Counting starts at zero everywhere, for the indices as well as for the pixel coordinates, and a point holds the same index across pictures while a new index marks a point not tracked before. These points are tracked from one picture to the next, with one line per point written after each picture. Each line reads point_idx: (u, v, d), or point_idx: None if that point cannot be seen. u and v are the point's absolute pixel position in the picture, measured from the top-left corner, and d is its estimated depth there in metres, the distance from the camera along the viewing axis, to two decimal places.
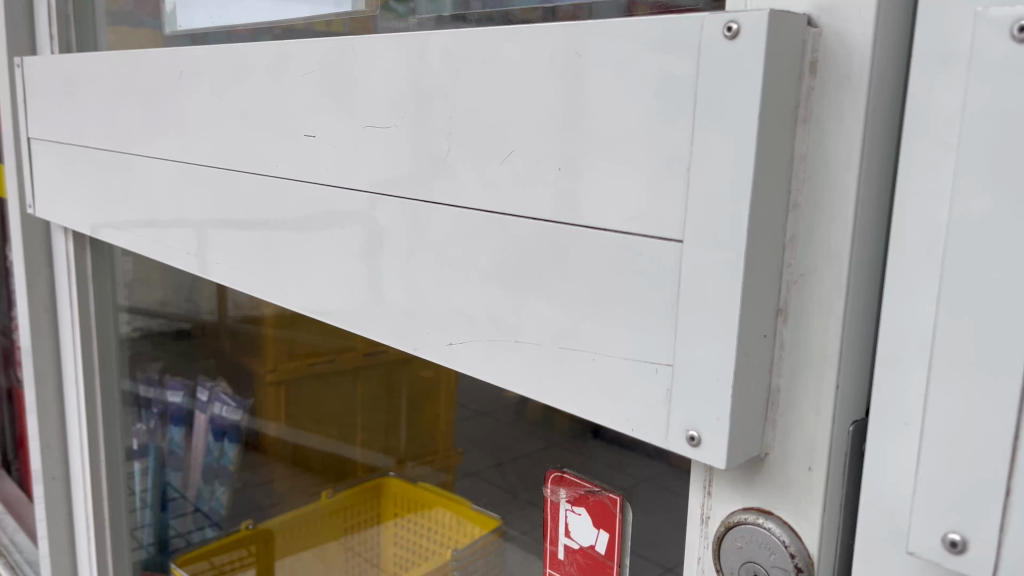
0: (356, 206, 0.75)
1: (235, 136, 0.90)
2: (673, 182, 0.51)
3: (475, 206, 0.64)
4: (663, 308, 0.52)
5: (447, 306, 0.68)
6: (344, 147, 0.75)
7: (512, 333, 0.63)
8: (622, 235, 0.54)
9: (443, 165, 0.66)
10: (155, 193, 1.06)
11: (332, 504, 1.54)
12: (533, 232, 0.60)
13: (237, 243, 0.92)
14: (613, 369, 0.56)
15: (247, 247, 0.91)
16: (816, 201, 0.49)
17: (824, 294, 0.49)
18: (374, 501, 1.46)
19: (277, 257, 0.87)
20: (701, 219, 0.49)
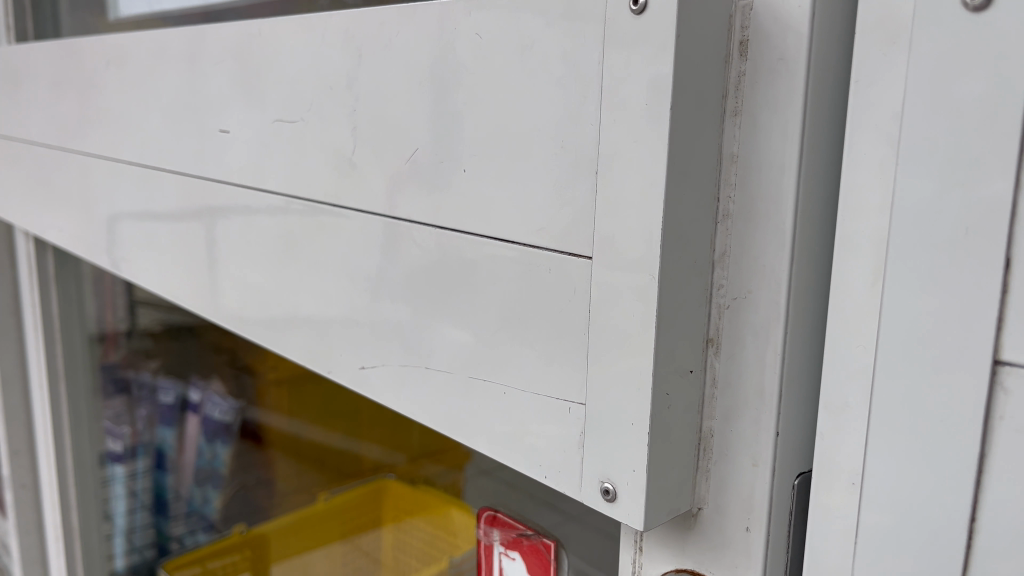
0: (269, 210, 0.68)
1: (158, 131, 0.83)
2: (580, 188, 0.43)
3: (381, 212, 0.56)
4: (572, 337, 0.44)
5: (358, 324, 0.60)
6: (255, 144, 0.67)
7: (422, 359, 0.55)
8: (528, 248, 0.46)
9: (349, 164, 0.58)
10: (91, 191, 1.00)
11: (292, 520, 1.26)
12: (440, 243, 0.52)
13: (166, 246, 0.86)
14: (522, 406, 0.48)
15: (177, 251, 0.84)
16: (748, 210, 0.41)
17: (760, 322, 0.41)
18: (336, 517, 1.17)
19: (201, 265, 0.81)
20: (609, 231, 0.41)
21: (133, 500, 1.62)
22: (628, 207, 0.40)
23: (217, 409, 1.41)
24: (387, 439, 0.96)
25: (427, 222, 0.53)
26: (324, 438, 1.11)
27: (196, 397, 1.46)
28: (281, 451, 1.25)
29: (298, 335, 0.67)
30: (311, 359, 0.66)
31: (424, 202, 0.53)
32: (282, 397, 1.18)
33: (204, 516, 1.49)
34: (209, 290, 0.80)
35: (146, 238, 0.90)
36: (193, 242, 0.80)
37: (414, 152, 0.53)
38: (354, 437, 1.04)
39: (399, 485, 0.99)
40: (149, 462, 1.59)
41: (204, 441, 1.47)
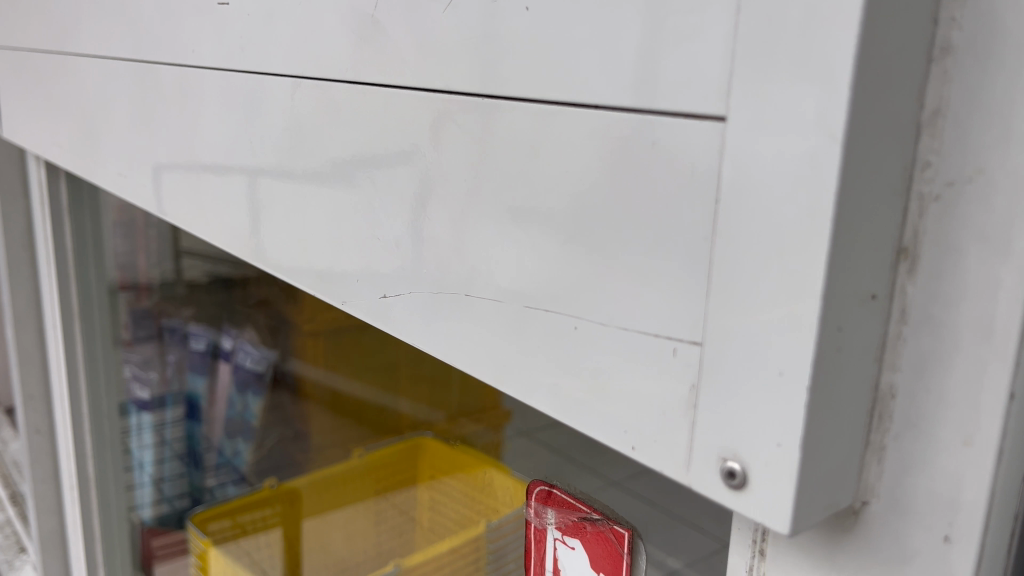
0: (273, 97, 0.54)
1: (151, 17, 0.69)
2: (708, 9, 0.28)
3: (412, 85, 0.42)
4: (687, 243, 0.30)
5: (379, 241, 0.46)
6: (258, 15, 0.53)
7: (461, 284, 0.40)
8: (620, 112, 0.31)
9: (371, 24, 0.44)
10: (88, 100, 0.87)
11: (329, 474, 1.17)
12: (491, 122, 0.37)
13: (166, 161, 0.72)
14: (601, 346, 0.33)
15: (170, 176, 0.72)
16: (989, 38, 0.25)
17: (995, 219, 0.26)
18: (371, 472, 1.06)
19: (192, 201, 0.69)
20: (760, 74, 0.26)
21: (162, 450, 1.60)
22: (793, 30, 0.25)
23: (249, 358, 1.36)
24: (426, 396, 0.84)
25: (471, 93, 0.38)
26: (355, 389, 1.01)
27: (229, 346, 1.42)
28: (317, 405, 1.16)
29: (309, 259, 0.54)
30: (324, 287, 0.53)
31: (469, 63, 0.38)
32: (314, 346, 1.08)
33: (235, 467, 1.47)
34: (211, 213, 0.67)
35: (146, 153, 0.76)
36: (199, 163, 0.66)
37: None
38: (387, 389, 0.93)
39: (437, 443, 0.89)
40: (181, 410, 1.60)
41: (236, 391, 1.44)
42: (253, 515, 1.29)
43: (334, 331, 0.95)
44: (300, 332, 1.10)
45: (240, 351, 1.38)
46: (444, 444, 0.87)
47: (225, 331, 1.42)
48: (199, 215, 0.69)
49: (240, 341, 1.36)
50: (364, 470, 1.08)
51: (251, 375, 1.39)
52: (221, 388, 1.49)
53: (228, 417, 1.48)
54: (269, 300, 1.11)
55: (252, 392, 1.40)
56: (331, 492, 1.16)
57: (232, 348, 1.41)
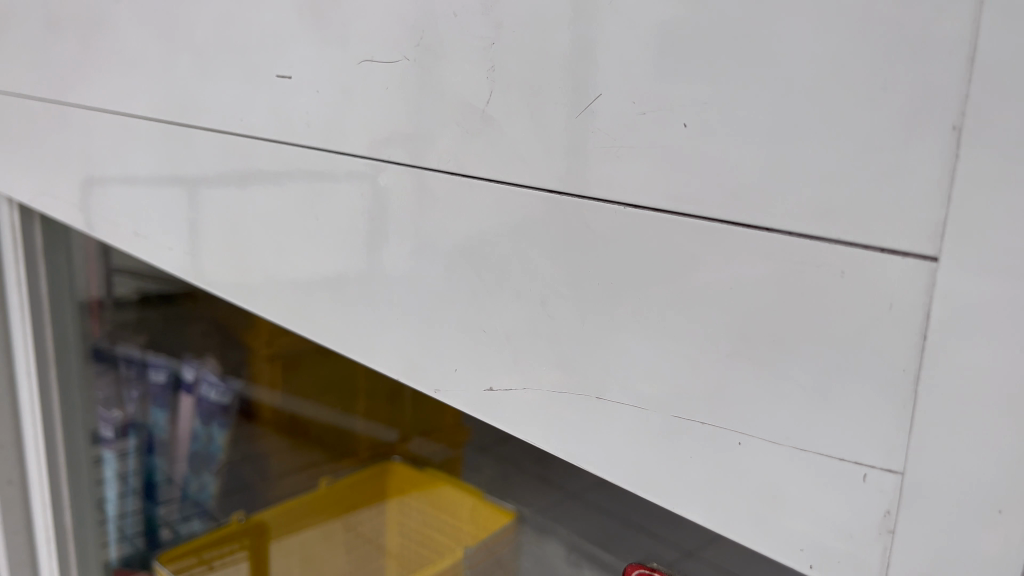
0: (349, 175, 0.53)
1: (184, 77, 0.67)
2: (915, 153, 0.28)
3: (531, 183, 0.41)
4: (882, 374, 0.30)
5: (483, 332, 0.45)
6: (329, 93, 0.52)
7: (592, 386, 0.40)
8: (798, 239, 0.32)
9: (479, 118, 0.43)
10: (89, 148, 0.83)
11: (280, 506, 1.11)
12: (633, 231, 0.37)
13: (183, 213, 0.71)
14: (772, 463, 0.34)
15: (151, 198, 0.75)
16: None
17: None
18: (325, 501, 1.02)
19: (179, 226, 0.72)
20: (981, 224, 0.27)
21: (124, 483, 1.42)
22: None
23: (214, 389, 1.21)
24: (383, 414, 0.83)
25: (608, 200, 0.38)
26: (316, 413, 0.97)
27: (190, 377, 1.26)
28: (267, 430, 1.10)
29: (389, 341, 0.52)
30: (407, 368, 0.51)
31: (606, 170, 0.38)
32: (266, 369, 1.03)
33: (200, 504, 1.31)
34: (263, 282, 0.64)
35: (156, 200, 0.75)
36: (206, 203, 0.68)
37: (593, 100, 0.37)
38: (350, 413, 0.90)
39: (406, 467, 0.86)
40: (139, 442, 1.40)
41: (200, 424, 1.27)
42: (218, 550, 1.25)
43: (286, 353, 0.95)
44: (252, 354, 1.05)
45: (204, 382, 1.22)
46: (413, 468, 0.83)
47: (185, 360, 1.24)
48: (183, 239, 0.72)
49: (204, 370, 1.21)
50: (316, 498, 1.04)
51: (215, 407, 1.24)
52: (183, 423, 1.32)
53: (193, 451, 1.31)
54: (225, 321, 1.03)
55: (219, 424, 1.23)
56: (284, 523, 1.11)
57: (194, 379, 1.25)
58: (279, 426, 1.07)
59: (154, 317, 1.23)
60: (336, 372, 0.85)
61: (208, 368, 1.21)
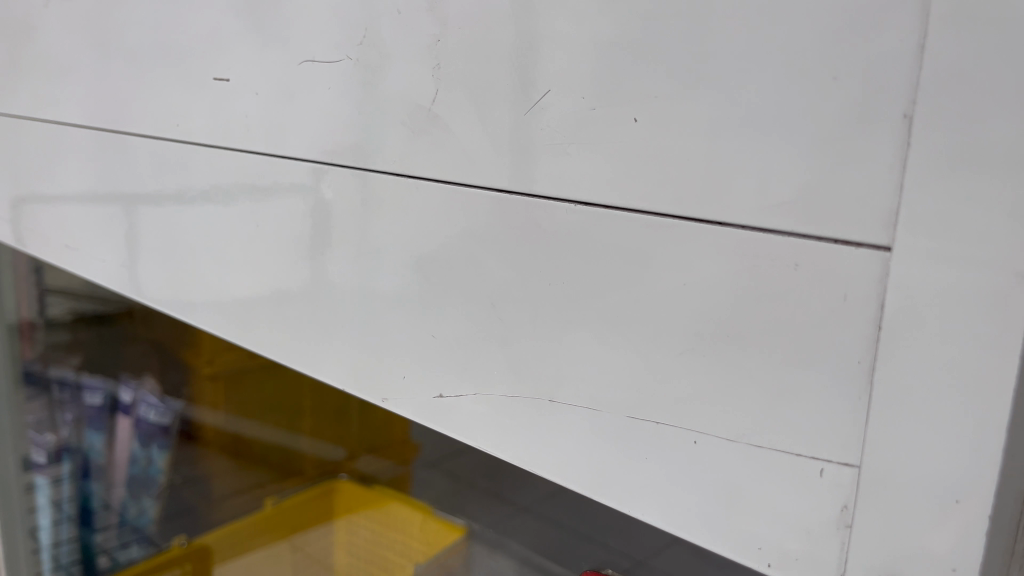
0: (291, 180, 0.51)
1: (118, 83, 0.65)
2: (868, 141, 0.28)
3: (479, 183, 0.40)
4: (839, 366, 0.30)
5: (432, 338, 0.44)
6: (270, 95, 0.51)
7: (545, 389, 0.39)
8: (752, 231, 0.31)
9: (425, 117, 0.42)
10: (16, 159, 0.80)
11: (232, 534, 1.07)
12: (585, 229, 0.37)
13: (112, 226, 0.70)
14: (729, 461, 0.33)
15: (77, 213, 0.74)
16: None
17: None
18: (275, 526, 0.98)
19: (106, 241, 0.71)
20: (932, 211, 0.27)
21: (59, 510, 1.39)
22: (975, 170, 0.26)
23: (152, 410, 1.16)
24: (331, 430, 0.81)
25: (557, 198, 0.37)
26: (256, 432, 0.93)
27: (127, 399, 1.21)
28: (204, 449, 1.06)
29: (336, 351, 0.51)
30: (354, 378, 0.50)
31: (556, 166, 0.37)
32: (203, 386, 0.99)
33: (139, 529, 1.26)
34: (205, 295, 0.62)
35: (83, 214, 0.73)
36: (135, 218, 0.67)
37: (541, 97, 0.37)
38: (294, 431, 0.87)
39: (354, 486, 0.84)
40: (75, 467, 1.36)
41: (137, 448, 1.21)
42: None
43: (225, 370, 0.92)
44: (187, 369, 1.01)
45: (142, 403, 1.18)
46: (362, 486, 0.82)
47: (122, 381, 1.20)
48: (109, 254, 0.71)
49: (141, 392, 1.16)
50: (266, 526, 1.00)
51: (153, 430, 1.18)
52: (120, 444, 1.25)
53: (130, 475, 1.25)
54: (161, 342, 1.01)
55: (157, 446, 1.17)
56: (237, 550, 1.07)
57: (132, 400, 1.20)
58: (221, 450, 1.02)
59: (87, 337, 1.21)
60: (278, 387, 0.82)
61: (146, 388, 1.16)
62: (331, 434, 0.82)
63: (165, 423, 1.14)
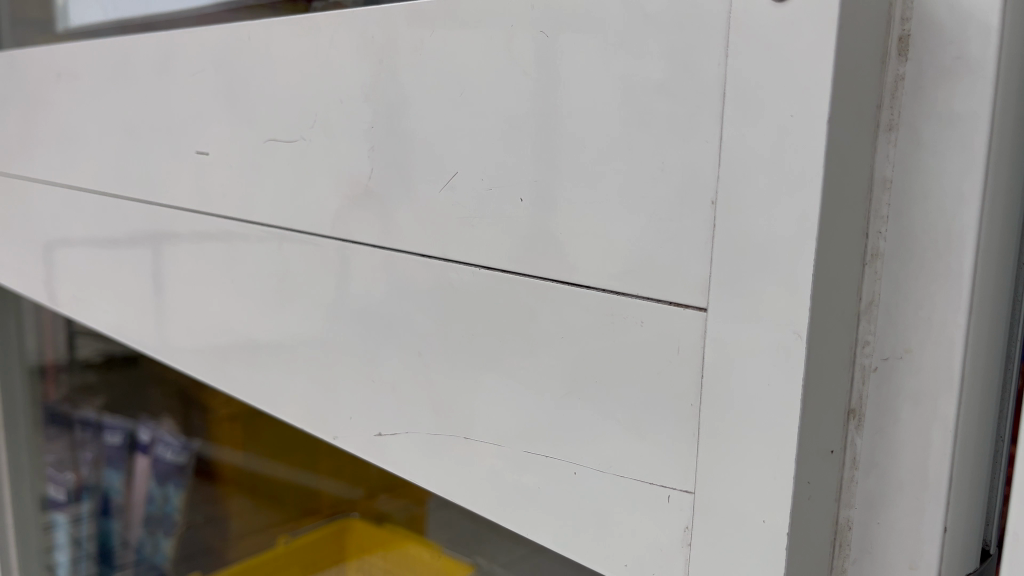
0: (261, 242, 0.58)
1: (119, 156, 0.73)
2: (686, 222, 0.34)
3: (406, 248, 0.47)
4: (676, 407, 0.35)
5: (373, 384, 0.50)
6: (241, 169, 0.58)
7: (460, 428, 0.45)
8: (608, 293, 0.37)
9: (363, 191, 0.49)
10: (37, 220, 0.89)
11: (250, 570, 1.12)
12: (487, 290, 0.43)
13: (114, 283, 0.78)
14: (600, 490, 0.39)
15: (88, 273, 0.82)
16: (908, 249, 0.32)
17: (924, 392, 0.32)
18: (302, 559, 1.03)
19: (111, 296, 0.79)
20: (732, 279, 0.32)
21: (78, 548, 1.46)
22: (761, 247, 0.32)
23: (169, 449, 1.24)
24: (343, 471, 0.85)
25: (466, 263, 0.43)
26: (284, 470, 0.99)
27: (145, 438, 1.29)
28: (239, 489, 1.13)
29: (296, 393, 0.57)
30: (312, 421, 0.56)
31: (464, 237, 0.43)
32: (229, 428, 1.06)
33: (155, 566, 1.30)
34: (188, 342, 0.68)
35: (92, 273, 0.81)
36: (134, 278, 0.74)
37: (451, 177, 0.43)
38: (313, 470, 0.92)
39: (364, 525, 0.87)
40: (95, 506, 1.44)
41: (155, 485, 1.29)
42: None
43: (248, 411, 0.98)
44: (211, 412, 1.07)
45: (159, 443, 1.26)
46: (372, 525, 0.84)
47: (141, 422, 1.29)
48: (114, 308, 0.79)
49: (159, 433, 1.25)
50: (291, 559, 1.04)
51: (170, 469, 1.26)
52: (139, 483, 1.33)
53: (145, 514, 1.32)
54: (182, 384, 1.09)
55: (173, 485, 1.24)
56: None
57: (150, 440, 1.28)
58: (254, 485, 1.08)
59: (109, 381, 1.30)
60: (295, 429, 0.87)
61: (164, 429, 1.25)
62: (343, 474, 0.85)
63: (182, 462, 1.22)
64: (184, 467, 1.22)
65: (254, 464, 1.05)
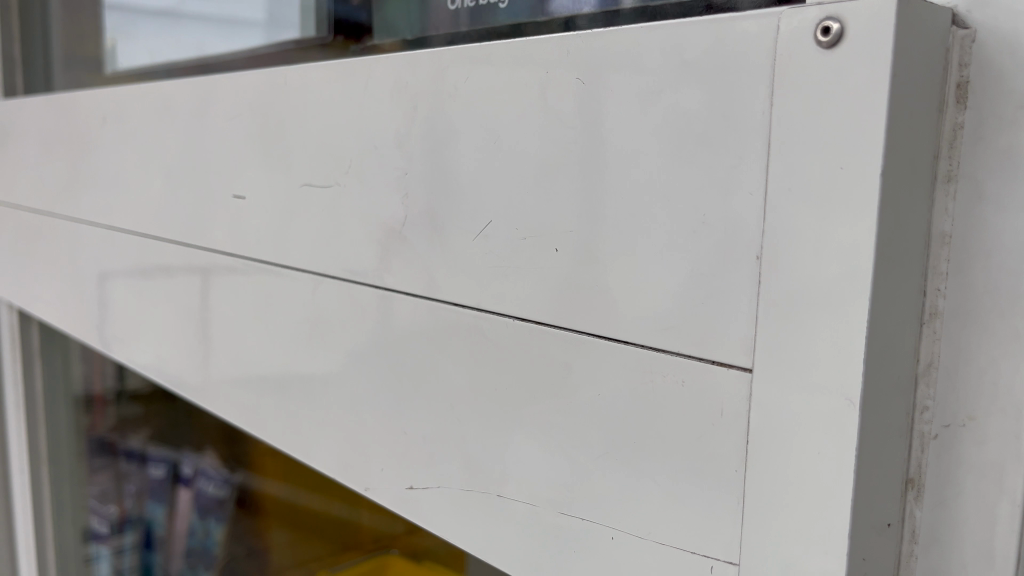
0: (295, 286, 0.57)
1: (159, 197, 0.73)
2: (729, 277, 0.32)
3: (438, 296, 0.46)
4: (720, 473, 0.33)
5: (404, 435, 0.49)
6: (275, 212, 0.58)
7: (493, 485, 0.43)
8: (647, 349, 0.35)
9: (396, 237, 0.48)
10: (80, 259, 0.90)
11: None
12: (521, 341, 0.41)
13: (153, 322, 0.78)
14: (639, 557, 0.37)
15: (126, 311, 0.83)
16: (970, 309, 0.30)
17: (990, 462, 0.30)
18: None
19: (150, 335, 0.79)
20: (779, 339, 0.31)
21: None
22: (809, 306, 0.30)
23: (211, 483, 1.25)
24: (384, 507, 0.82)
25: (500, 313, 0.42)
26: (326, 503, 0.97)
27: (187, 471, 1.30)
28: (276, 521, 1.12)
29: (327, 441, 0.56)
30: (343, 470, 0.55)
31: (497, 286, 0.42)
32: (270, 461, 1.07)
33: None
34: (221, 384, 0.68)
35: (132, 312, 0.81)
36: (171, 318, 0.75)
37: (484, 225, 0.42)
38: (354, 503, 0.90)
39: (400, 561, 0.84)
40: (137, 538, 1.42)
41: (196, 518, 1.29)
42: None
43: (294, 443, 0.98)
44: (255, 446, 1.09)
45: (201, 476, 1.26)
46: (407, 561, 0.81)
47: (184, 456, 1.31)
48: (152, 348, 0.79)
49: (201, 465, 1.26)
50: None
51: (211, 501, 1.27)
52: (180, 516, 1.33)
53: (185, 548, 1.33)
54: None
55: (215, 519, 1.25)
56: None
57: (191, 474, 1.29)
58: (294, 517, 1.06)
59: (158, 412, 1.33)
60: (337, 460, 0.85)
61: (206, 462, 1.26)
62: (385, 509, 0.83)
63: (224, 495, 1.23)
64: (227, 500, 1.23)
65: (299, 495, 1.03)
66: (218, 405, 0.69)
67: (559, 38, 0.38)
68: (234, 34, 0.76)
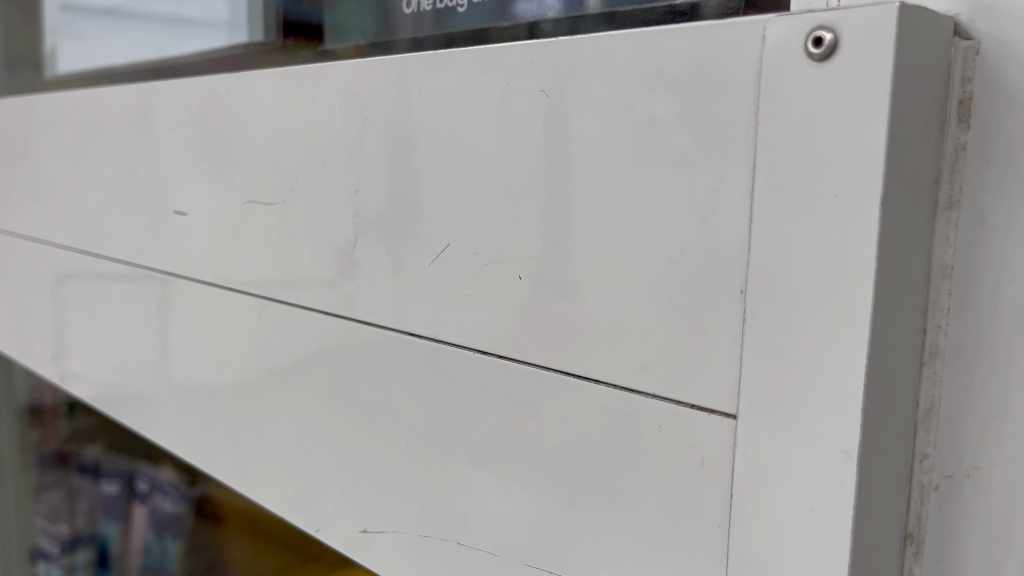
0: (242, 308, 0.53)
1: (99, 210, 0.69)
2: (710, 313, 0.29)
3: (393, 324, 0.42)
4: (701, 530, 0.30)
5: (357, 472, 0.45)
6: (219, 229, 0.54)
7: (453, 530, 0.40)
8: (620, 390, 0.32)
9: (347, 259, 0.44)
10: (20, 273, 0.85)
11: None
12: (482, 375, 0.38)
13: (95, 341, 0.74)
14: None
15: (68, 329, 0.78)
16: (973, 348, 0.27)
17: (998, 518, 0.27)
18: None
19: (92, 355, 0.75)
20: (768, 385, 0.28)
21: None
22: (801, 349, 0.27)
23: (167, 498, 1.18)
24: None
25: (460, 345, 0.39)
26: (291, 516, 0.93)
27: (140, 487, 1.24)
28: (234, 534, 1.08)
29: (275, 474, 0.52)
30: (292, 505, 0.51)
31: (455, 315, 0.39)
32: None
33: None
34: (166, 409, 0.64)
35: (73, 330, 0.77)
36: (115, 338, 0.71)
37: (442, 249, 0.39)
38: None
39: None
40: (91, 555, 1.34)
41: (153, 536, 1.21)
42: None
43: None
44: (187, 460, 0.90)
45: (155, 494, 1.21)
46: None
47: (140, 471, 1.24)
48: (94, 369, 0.75)
49: (157, 482, 1.21)
50: None
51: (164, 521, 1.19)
52: (134, 533, 1.25)
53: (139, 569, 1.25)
54: None
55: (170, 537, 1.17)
56: None
57: (146, 491, 1.22)
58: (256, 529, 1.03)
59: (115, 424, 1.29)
60: None
61: (163, 479, 1.21)
62: None
63: (179, 513, 1.16)
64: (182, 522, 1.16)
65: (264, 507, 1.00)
66: (162, 432, 0.65)
67: (522, 45, 0.34)
68: (180, 36, 0.71)
